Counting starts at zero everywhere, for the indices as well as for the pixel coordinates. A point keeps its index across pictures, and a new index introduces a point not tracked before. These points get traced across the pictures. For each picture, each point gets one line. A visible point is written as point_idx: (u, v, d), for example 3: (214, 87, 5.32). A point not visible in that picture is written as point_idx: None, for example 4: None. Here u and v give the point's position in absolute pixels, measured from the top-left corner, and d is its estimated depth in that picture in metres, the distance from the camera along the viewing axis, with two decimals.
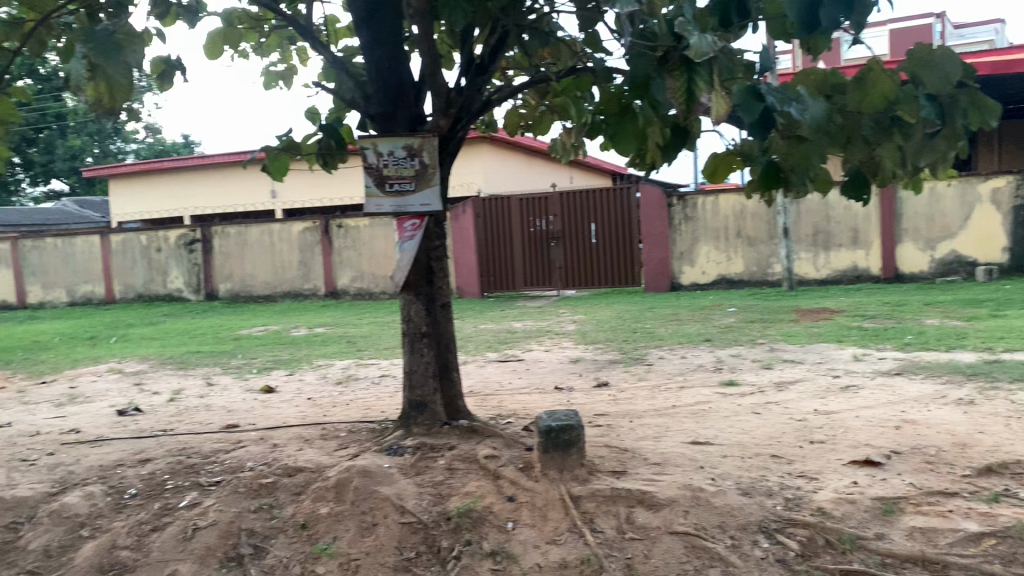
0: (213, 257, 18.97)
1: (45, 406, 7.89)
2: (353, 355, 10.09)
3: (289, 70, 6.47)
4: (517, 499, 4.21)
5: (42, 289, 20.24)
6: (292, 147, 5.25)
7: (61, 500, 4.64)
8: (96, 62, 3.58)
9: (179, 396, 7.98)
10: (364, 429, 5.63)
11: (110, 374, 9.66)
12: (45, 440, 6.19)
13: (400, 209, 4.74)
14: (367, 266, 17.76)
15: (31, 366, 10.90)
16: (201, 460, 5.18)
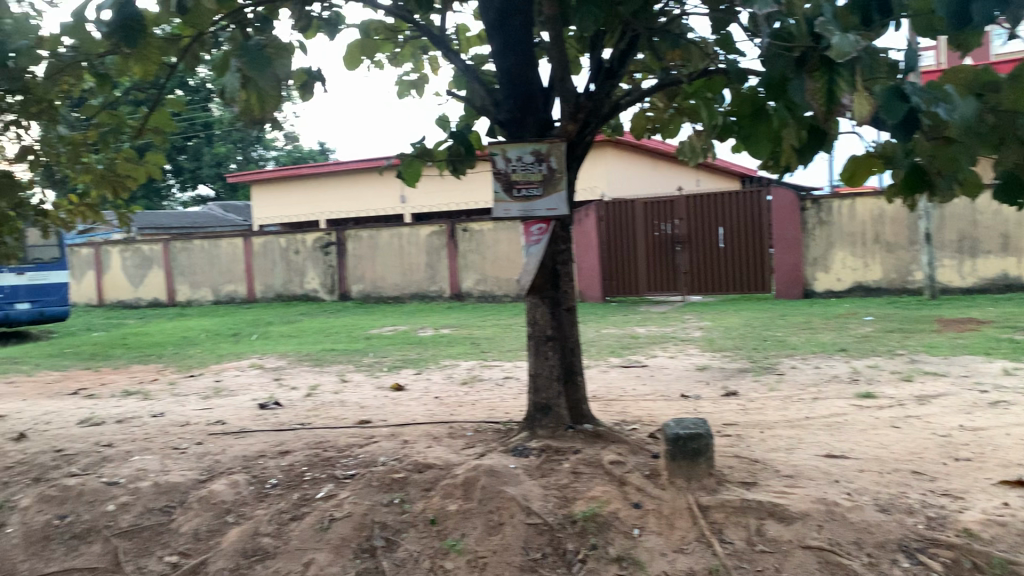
0: (346, 259, 19.68)
1: (193, 398, 8.41)
2: (479, 357, 10.26)
3: (421, 79, 6.66)
4: (644, 506, 4.18)
5: (190, 288, 21.57)
6: (425, 153, 5.41)
7: (209, 487, 4.95)
8: (248, 74, 3.81)
9: (315, 392, 8.34)
10: (490, 429, 5.73)
11: (251, 369, 10.19)
12: (195, 430, 6.60)
13: (526, 213, 4.80)
14: (491, 269, 17.94)
15: (179, 360, 11.64)
16: (336, 453, 5.40)
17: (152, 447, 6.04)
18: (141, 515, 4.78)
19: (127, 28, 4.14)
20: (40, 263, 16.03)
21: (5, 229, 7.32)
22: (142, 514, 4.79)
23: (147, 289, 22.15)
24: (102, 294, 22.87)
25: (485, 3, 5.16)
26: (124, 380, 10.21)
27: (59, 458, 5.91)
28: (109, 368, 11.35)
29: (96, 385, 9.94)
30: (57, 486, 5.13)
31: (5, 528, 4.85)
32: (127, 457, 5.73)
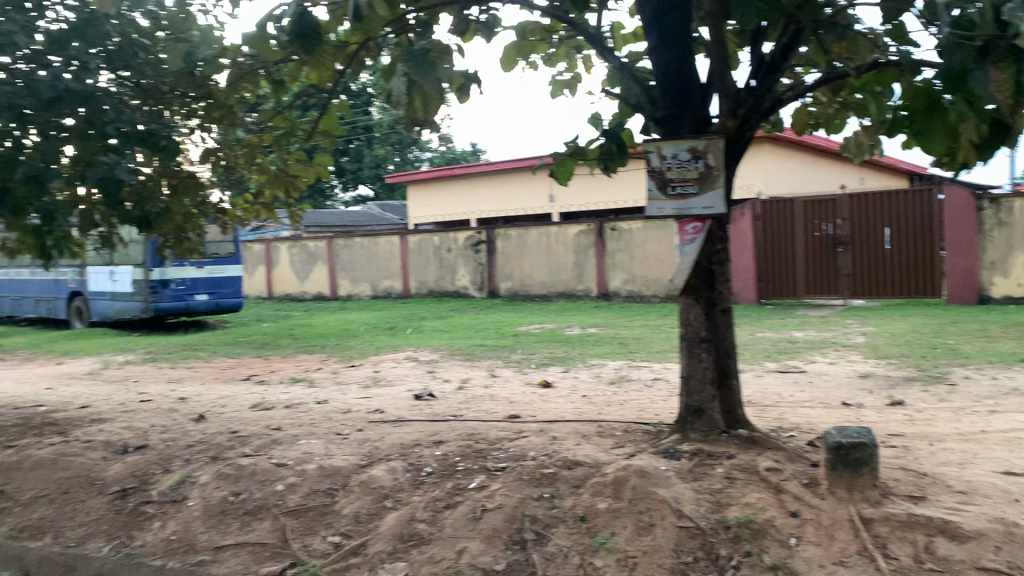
0: (496, 257, 20.04)
1: (354, 387, 8.83)
2: (628, 357, 10.20)
3: (574, 78, 6.69)
4: (801, 516, 4.03)
5: (350, 283, 22.61)
6: (578, 152, 5.44)
7: (368, 472, 5.18)
8: (414, 78, 4.00)
9: (467, 385, 8.56)
10: (640, 430, 5.69)
11: (406, 361, 10.57)
12: (356, 418, 6.92)
13: (681, 211, 4.75)
14: (640, 269, 17.74)
15: (340, 351, 12.22)
16: (488, 446, 5.52)
17: (316, 432, 6.37)
18: (307, 496, 5.06)
19: (305, 37, 4.39)
20: (217, 257, 17.22)
21: (189, 224, 8.06)
22: (308, 495, 5.08)
23: (312, 284, 23.39)
24: (271, 288, 24.33)
25: (642, 1, 5.15)
26: (290, 368, 10.84)
27: (234, 439, 6.35)
28: (277, 357, 12.07)
29: (267, 372, 10.61)
30: (232, 465, 5.52)
31: (187, 501, 5.26)
32: (293, 441, 6.09)
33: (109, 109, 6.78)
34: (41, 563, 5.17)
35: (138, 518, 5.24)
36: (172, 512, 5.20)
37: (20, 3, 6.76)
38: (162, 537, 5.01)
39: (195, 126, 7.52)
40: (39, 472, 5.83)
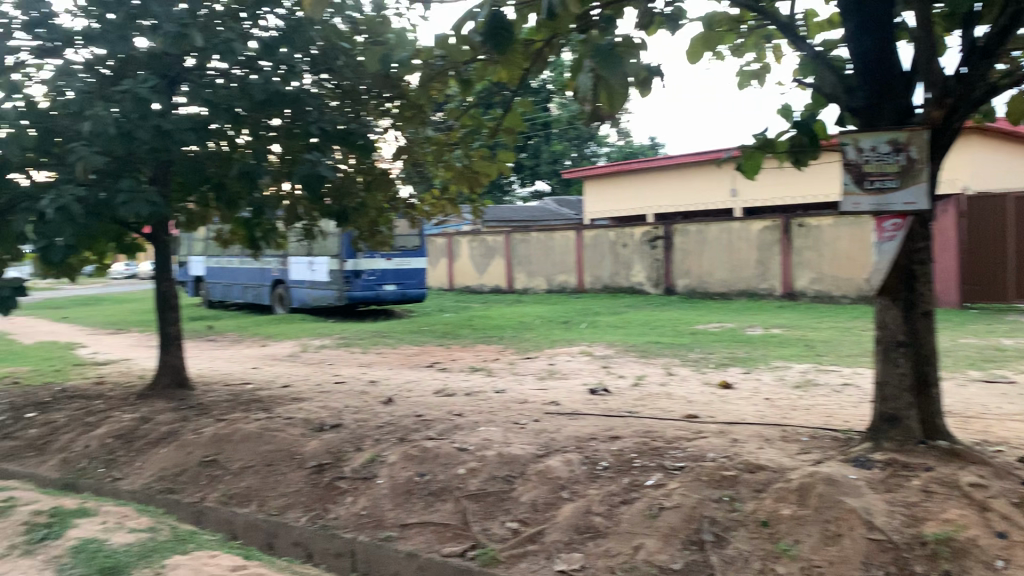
0: (674, 253, 19.72)
1: (531, 379, 9.00)
2: (813, 360, 9.77)
3: (762, 69, 6.48)
4: (1010, 537, 3.73)
5: (526, 277, 23.00)
6: (766, 145, 5.26)
7: (546, 462, 5.28)
8: (600, 74, 4.02)
9: (643, 382, 8.51)
10: (827, 436, 5.45)
11: (582, 355, 10.64)
12: (533, 408, 7.06)
13: (879, 207, 4.51)
14: (829, 268, 16.92)
15: (517, 343, 12.47)
16: (665, 444, 5.47)
17: (495, 420, 6.56)
18: (487, 480, 5.22)
19: (497, 35, 4.51)
20: (404, 250, 18.04)
21: (382, 218, 8.51)
22: (488, 480, 5.23)
23: (490, 277, 23.99)
24: (452, 280, 25.16)
25: None
26: (470, 357, 11.19)
27: (419, 422, 6.65)
28: (457, 346, 12.49)
29: (448, 360, 11.01)
30: (418, 447, 5.79)
31: (376, 479, 5.57)
32: (474, 427, 6.30)
33: (312, 110, 7.28)
34: (246, 528, 5.56)
35: (332, 492, 5.60)
36: (362, 489, 5.53)
37: (237, 14, 7.35)
38: (353, 512, 5.32)
39: (388, 125, 7.87)
40: (247, 445, 6.35)
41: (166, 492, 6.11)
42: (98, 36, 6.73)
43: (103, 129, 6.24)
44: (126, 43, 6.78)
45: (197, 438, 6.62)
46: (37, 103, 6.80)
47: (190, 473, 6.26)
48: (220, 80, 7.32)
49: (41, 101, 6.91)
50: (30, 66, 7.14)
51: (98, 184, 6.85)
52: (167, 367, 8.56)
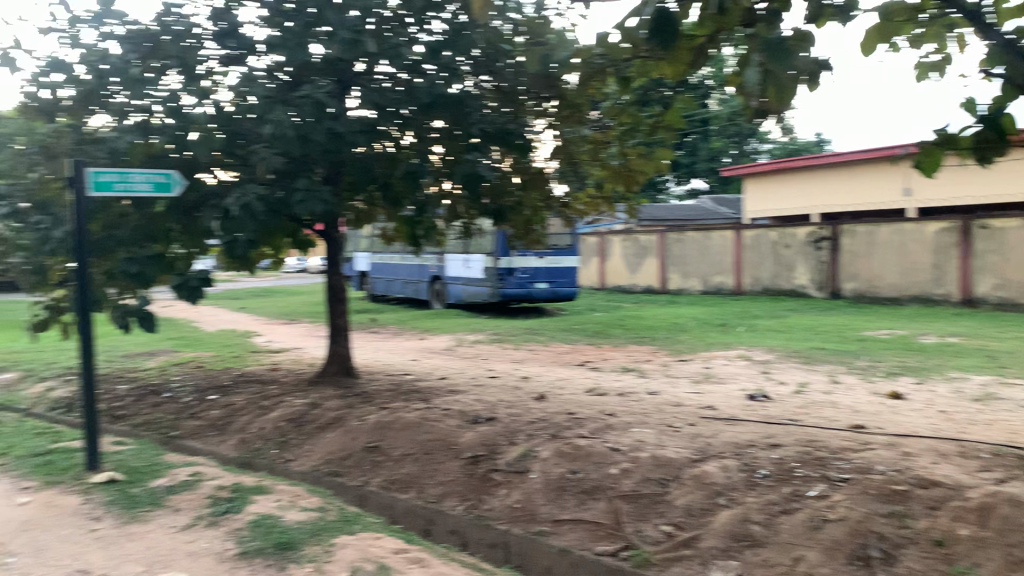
0: (840, 255, 18.84)
1: (685, 382, 8.86)
2: (995, 372, 9.08)
3: (943, 60, 6.07)
4: None
5: (681, 277, 22.62)
6: (949, 141, 4.93)
7: (701, 467, 5.19)
8: (769, 67, 3.97)
9: (804, 389, 8.19)
10: (1011, 455, 5.06)
11: (739, 360, 10.37)
12: (688, 412, 6.95)
13: None
14: (1015, 273, 15.66)
15: (671, 344, 12.29)
16: (829, 454, 5.25)
17: (649, 421, 6.51)
18: (641, 482, 5.19)
19: (662, 31, 4.47)
20: (557, 248, 18.19)
21: (536, 217, 8.63)
22: (642, 482, 5.20)
23: (643, 276, 23.75)
24: (604, 279, 25.09)
25: None
26: (622, 358, 11.14)
27: (571, 419, 6.70)
28: (610, 346, 12.45)
29: (600, 360, 11.01)
30: (571, 444, 5.84)
31: (529, 473, 5.65)
32: (627, 427, 6.28)
33: (473, 112, 7.47)
34: (406, 514, 5.76)
35: (487, 484, 5.73)
36: (516, 482, 5.62)
37: (403, 19, 7.59)
38: (507, 505, 5.42)
39: (545, 125, 8.01)
40: (406, 433, 6.60)
41: (333, 475, 6.41)
42: (279, 43, 7.11)
43: (282, 132, 6.62)
44: (304, 50, 7.12)
45: (361, 425, 6.94)
46: (223, 108, 7.32)
47: (354, 458, 6.56)
48: (387, 83, 7.62)
49: (227, 106, 7.40)
50: (218, 73, 7.72)
51: (276, 183, 7.32)
52: (335, 356, 9.03)
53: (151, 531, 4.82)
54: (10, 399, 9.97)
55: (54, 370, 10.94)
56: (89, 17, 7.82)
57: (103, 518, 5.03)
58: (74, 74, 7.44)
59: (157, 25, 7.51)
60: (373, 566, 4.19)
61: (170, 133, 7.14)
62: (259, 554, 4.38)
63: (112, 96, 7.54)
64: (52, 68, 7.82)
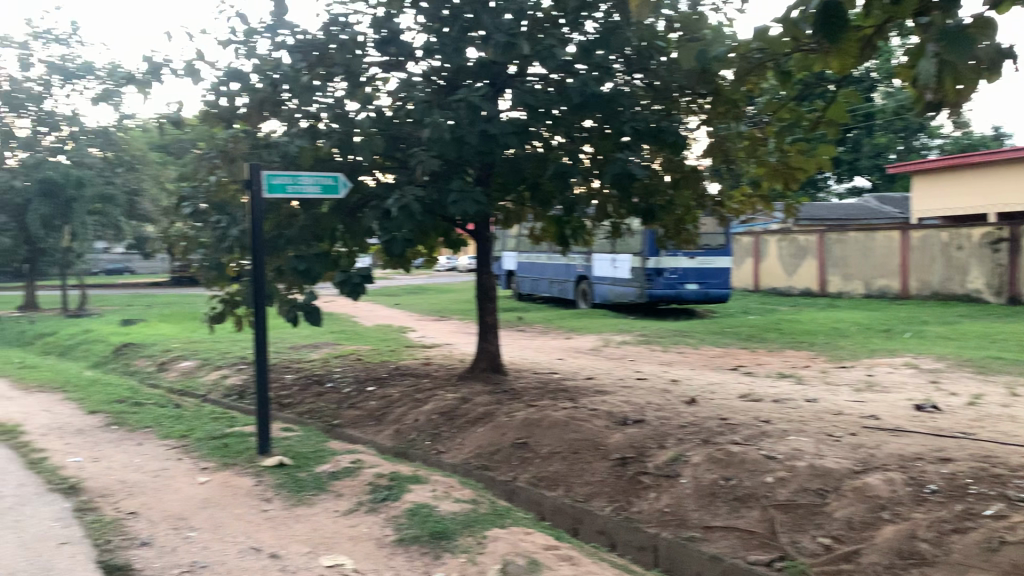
0: (1020, 258, 17.43)
1: (846, 389, 8.46)
2: None
3: None
4: None
5: (841, 280, 21.63)
6: None
7: (863, 479, 4.95)
8: (949, 58, 3.71)
9: (979, 401, 7.64)
10: None
11: (905, 368, 9.80)
12: (848, 420, 6.64)
13: None
14: None
15: (830, 350, 11.77)
16: (1007, 472, 4.87)
17: (806, 429, 6.27)
18: (797, 492, 5.01)
19: (829, 23, 4.31)
20: (708, 248, 17.79)
21: (688, 217, 8.47)
22: (798, 492, 5.02)
23: (800, 278, 22.87)
24: (758, 281, 24.34)
25: None
26: (778, 363, 10.77)
27: (724, 425, 6.54)
28: (764, 350, 12.07)
29: (754, 364, 10.69)
30: (724, 450, 5.71)
31: (680, 478, 5.57)
32: (783, 435, 6.07)
33: (624, 110, 7.44)
34: (554, 511, 5.81)
35: (636, 486, 5.69)
36: (666, 486, 5.55)
37: (556, 20, 7.66)
38: (657, 508, 5.37)
39: (698, 123, 7.84)
40: (555, 431, 6.66)
41: (483, 469, 6.55)
42: (437, 48, 7.34)
43: (439, 135, 6.83)
44: (460, 54, 7.31)
45: (510, 421, 7.05)
46: (384, 113, 7.63)
47: (503, 453, 6.67)
48: (539, 85, 7.70)
49: (387, 110, 7.72)
50: (379, 79, 8.04)
51: (432, 184, 7.55)
52: (484, 353, 9.21)
53: (316, 513, 5.10)
54: (190, 385, 10.79)
55: (229, 359, 11.73)
56: (264, 29, 8.34)
57: (272, 499, 5.37)
58: (250, 83, 7.95)
59: (323, 34, 7.91)
60: (524, 560, 4.26)
61: (335, 138, 7.52)
62: (415, 541, 4.55)
63: (283, 103, 8.02)
64: (230, 78, 8.39)
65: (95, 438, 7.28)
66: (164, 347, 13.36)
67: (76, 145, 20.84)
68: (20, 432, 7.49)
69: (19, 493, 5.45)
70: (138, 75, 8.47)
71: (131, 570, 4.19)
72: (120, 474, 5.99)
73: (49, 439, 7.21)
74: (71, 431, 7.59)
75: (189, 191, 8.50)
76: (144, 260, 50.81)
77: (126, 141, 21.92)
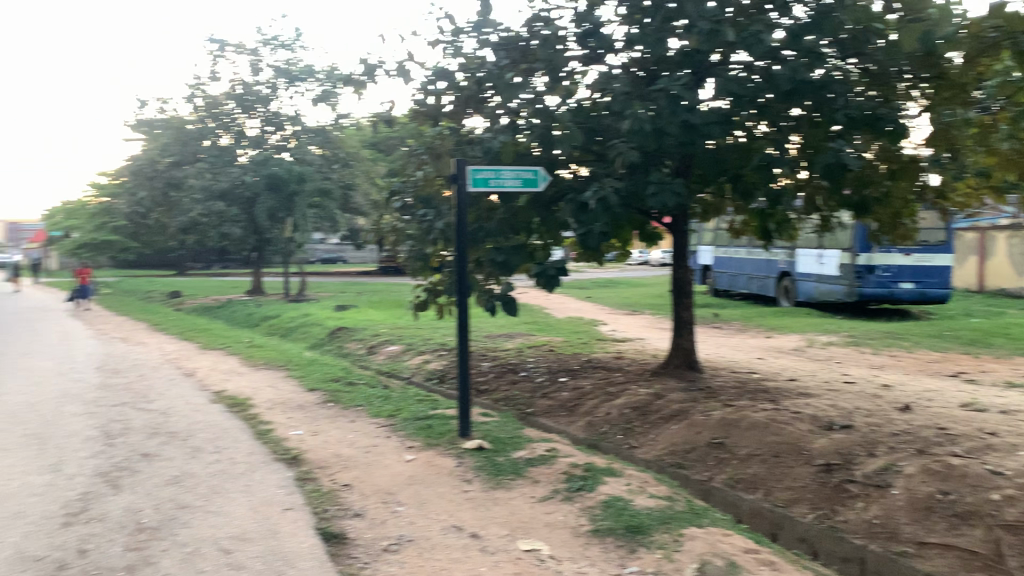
0: None
1: None
2: None
3: None
4: None
5: None
6: None
7: None
8: None
9: None
10: None
11: None
12: None
13: None
14: None
15: None
16: None
17: None
18: None
19: None
20: (927, 245, 16.53)
21: (906, 210, 7.90)
22: None
23: None
24: (983, 281, 22.36)
25: None
26: (1005, 370, 9.84)
27: (941, 436, 6.08)
28: (989, 356, 11.07)
29: (978, 371, 9.83)
30: (942, 462, 5.31)
31: (891, 489, 5.23)
32: (1013, 450, 5.54)
33: (837, 97, 7.06)
34: (752, 515, 5.61)
35: (841, 494, 5.39)
36: (875, 496, 5.23)
37: (763, 5, 7.38)
38: (865, 519, 5.07)
39: (919, 109, 7.30)
40: (754, 433, 6.44)
41: (677, 467, 6.45)
42: (639, 39, 7.29)
43: (640, 126, 6.79)
44: (662, 44, 7.22)
45: (706, 420, 6.91)
46: (584, 106, 7.68)
47: (699, 452, 6.53)
48: (743, 73, 7.42)
49: (587, 103, 7.77)
50: (579, 72, 8.08)
51: (630, 177, 7.51)
52: (678, 349, 9.06)
53: (514, 498, 5.24)
54: (395, 368, 11.43)
55: (430, 345, 12.28)
56: (471, 28, 8.63)
57: (473, 481, 5.57)
58: (456, 81, 8.27)
59: (525, 30, 8.07)
60: (722, 562, 4.16)
61: (537, 132, 7.64)
62: (611, 534, 4.57)
63: (487, 100, 8.26)
64: (437, 76, 8.75)
65: (313, 414, 7.87)
66: (373, 331, 14.21)
67: (298, 142, 22.58)
68: (249, 405, 8.23)
69: (251, 461, 6.00)
70: (355, 76, 9.03)
71: (346, 538, 4.49)
72: (336, 448, 6.44)
73: (274, 412, 7.88)
74: (293, 406, 8.25)
75: (399, 186, 8.99)
76: (356, 250, 54.24)
77: (342, 138, 23.41)
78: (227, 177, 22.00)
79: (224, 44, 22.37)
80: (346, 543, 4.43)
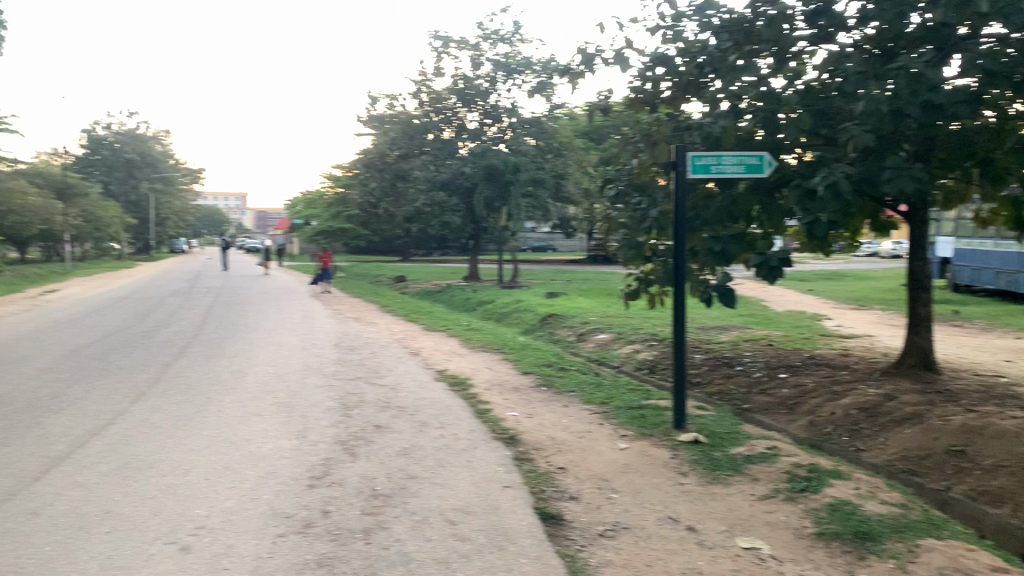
0: None
1: None
2: None
3: None
4: None
5: None
6: None
7: None
8: None
9: None
10: None
11: None
12: None
13: None
14: None
15: None
16: None
17: None
18: None
19: None
20: None
21: None
22: None
23: None
24: None
25: None
26: None
27: None
28: None
29: None
30: None
31: None
32: None
33: None
34: (997, 531, 5.06)
35: None
36: None
37: None
38: None
39: None
40: (1001, 443, 5.86)
41: (910, 473, 5.99)
42: (876, 14, 6.80)
43: (876, 106, 6.33)
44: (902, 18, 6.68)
45: (945, 426, 6.38)
46: (812, 89, 7.34)
47: (936, 459, 6.03)
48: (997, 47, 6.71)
49: (816, 85, 7.39)
50: (807, 52, 7.69)
51: (862, 162, 7.03)
52: (914, 347, 8.39)
53: (732, 494, 5.12)
54: (605, 356, 11.49)
55: (641, 334, 12.19)
56: (692, 11, 8.43)
57: (689, 474, 5.50)
58: (675, 67, 8.14)
59: (749, 12, 7.82)
60: None
61: (761, 117, 7.39)
62: (838, 539, 4.34)
63: (707, 85, 8.07)
64: (656, 62, 8.65)
65: (528, 397, 8.09)
66: (583, 319, 14.36)
67: (515, 134, 23.18)
68: (469, 385, 8.60)
69: (472, 438, 6.27)
70: (573, 66, 9.13)
71: (563, 520, 4.59)
72: (550, 431, 6.59)
73: (492, 393, 8.19)
74: (509, 388, 8.53)
75: (613, 174, 9.10)
76: (567, 239, 54.80)
77: (557, 129, 23.77)
78: (448, 168, 23.12)
79: (447, 40, 23.36)
80: (563, 525, 4.52)
